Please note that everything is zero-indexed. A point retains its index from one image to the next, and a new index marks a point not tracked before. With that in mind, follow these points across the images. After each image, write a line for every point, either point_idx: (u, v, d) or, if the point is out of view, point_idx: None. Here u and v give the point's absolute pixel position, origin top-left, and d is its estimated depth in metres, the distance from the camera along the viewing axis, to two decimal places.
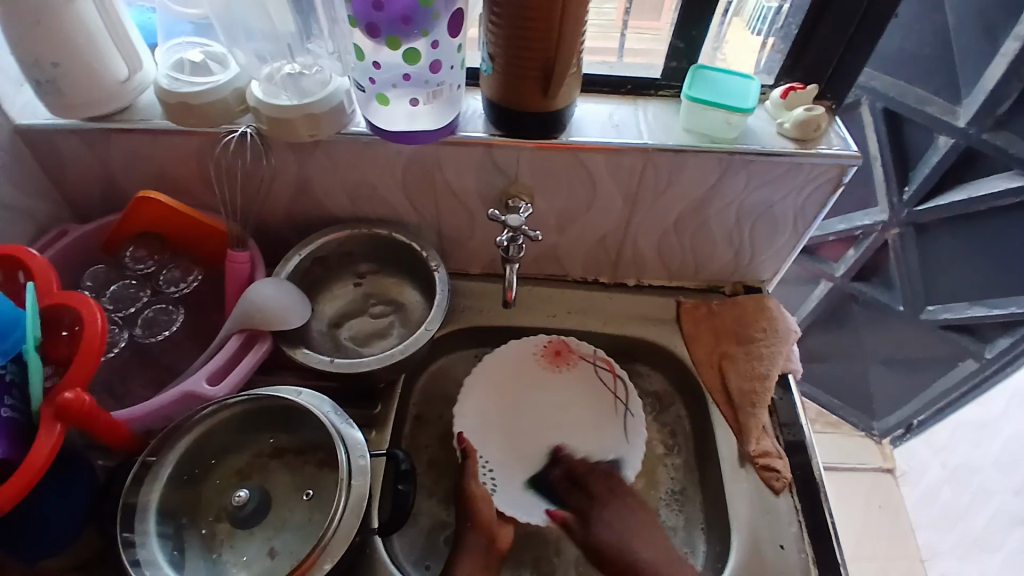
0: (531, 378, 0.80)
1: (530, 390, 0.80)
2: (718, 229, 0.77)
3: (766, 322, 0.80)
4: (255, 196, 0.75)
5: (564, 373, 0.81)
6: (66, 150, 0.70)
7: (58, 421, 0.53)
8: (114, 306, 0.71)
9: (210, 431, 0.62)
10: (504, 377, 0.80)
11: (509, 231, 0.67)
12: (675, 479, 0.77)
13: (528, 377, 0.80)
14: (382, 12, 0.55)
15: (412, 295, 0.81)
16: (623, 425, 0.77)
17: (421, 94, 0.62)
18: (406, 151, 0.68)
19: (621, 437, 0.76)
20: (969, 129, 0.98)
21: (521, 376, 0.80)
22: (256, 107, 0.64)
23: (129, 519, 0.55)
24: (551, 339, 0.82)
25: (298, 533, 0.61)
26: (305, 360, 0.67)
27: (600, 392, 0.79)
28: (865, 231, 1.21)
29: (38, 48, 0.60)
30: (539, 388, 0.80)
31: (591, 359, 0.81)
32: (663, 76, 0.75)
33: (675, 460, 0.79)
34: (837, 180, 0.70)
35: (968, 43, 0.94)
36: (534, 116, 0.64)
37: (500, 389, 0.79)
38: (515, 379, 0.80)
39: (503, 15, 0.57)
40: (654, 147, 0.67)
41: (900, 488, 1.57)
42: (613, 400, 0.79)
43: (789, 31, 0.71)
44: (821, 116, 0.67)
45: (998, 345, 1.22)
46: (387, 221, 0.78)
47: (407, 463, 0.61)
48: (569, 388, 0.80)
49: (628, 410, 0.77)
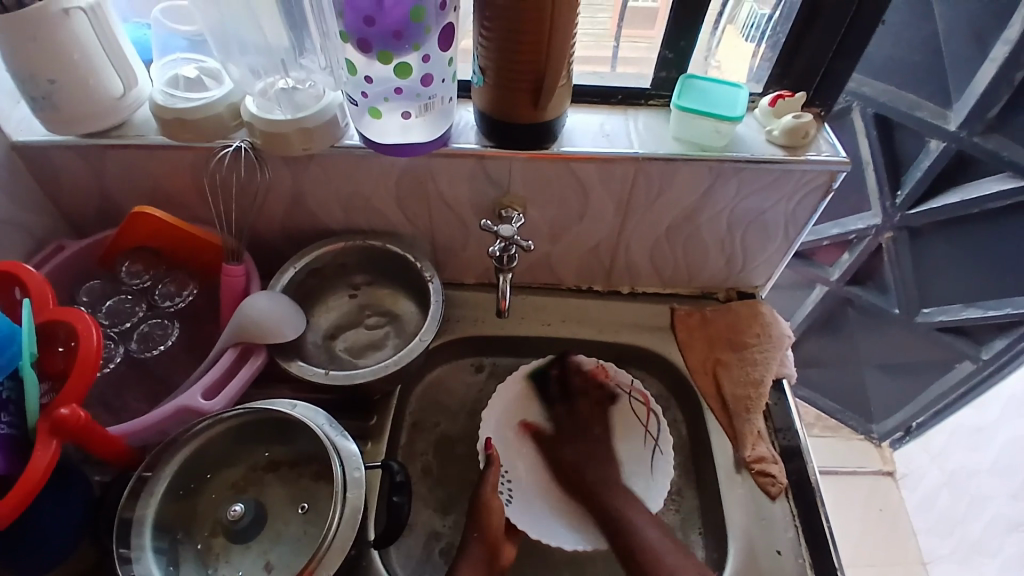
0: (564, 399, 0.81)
1: (558, 407, 0.81)
2: (711, 236, 0.77)
3: (760, 328, 0.81)
4: (250, 209, 0.75)
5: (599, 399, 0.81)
6: (62, 165, 0.71)
7: (54, 437, 0.53)
8: (109, 321, 0.71)
9: (206, 445, 0.62)
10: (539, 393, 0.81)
11: (502, 241, 0.68)
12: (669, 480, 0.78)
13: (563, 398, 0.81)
14: (373, 27, 0.56)
15: (407, 306, 0.81)
16: (650, 460, 0.76)
17: (413, 107, 0.63)
18: (400, 162, 0.69)
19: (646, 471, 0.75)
20: (960, 133, 0.99)
21: (550, 395, 0.81)
22: (250, 122, 0.65)
23: (124, 533, 0.55)
24: (591, 363, 0.81)
25: (293, 547, 0.61)
26: (299, 372, 0.68)
27: (631, 424, 0.79)
28: (859, 235, 1.21)
29: (34, 65, 0.60)
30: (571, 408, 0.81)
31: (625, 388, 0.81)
32: (653, 85, 0.76)
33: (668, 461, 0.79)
34: (826, 186, 0.70)
35: (957, 48, 0.95)
36: (526, 128, 0.64)
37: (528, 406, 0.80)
38: (544, 395, 0.81)
39: (493, 28, 0.58)
40: (644, 155, 0.68)
41: (900, 491, 1.56)
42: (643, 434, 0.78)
43: (777, 39, 0.72)
44: (809, 123, 0.68)
45: (994, 347, 1.22)
46: (381, 233, 0.79)
47: (401, 475, 0.62)
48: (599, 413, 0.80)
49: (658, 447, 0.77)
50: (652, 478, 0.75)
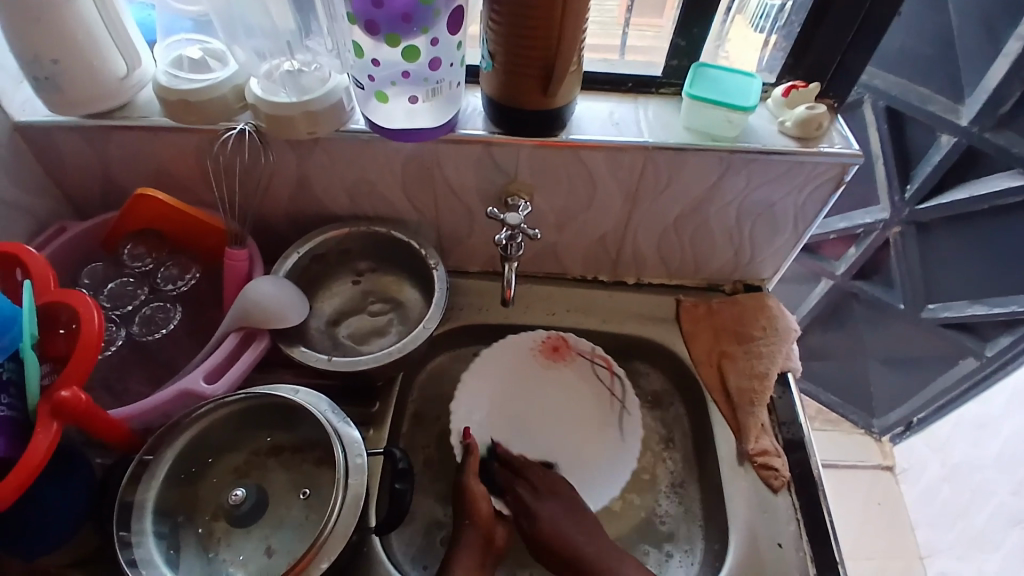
0: (527, 374, 0.81)
1: (524, 382, 0.80)
2: (718, 227, 0.77)
3: (766, 321, 0.80)
4: (254, 193, 0.75)
5: (561, 370, 0.81)
6: (65, 147, 0.70)
7: (55, 419, 0.53)
8: (111, 304, 0.71)
9: (208, 429, 0.62)
10: (501, 371, 0.80)
11: (508, 229, 0.67)
12: (673, 473, 0.78)
13: (525, 372, 0.81)
14: (381, 9, 0.55)
15: (411, 293, 0.80)
16: (619, 426, 0.77)
17: (420, 92, 0.62)
18: (406, 148, 0.68)
19: (616, 437, 0.77)
20: (971, 127, 0.98)
21: (515, 372, 0.80)
22: (255, 104, 0.64)
23: (126, 517, 0.55)
24: (550, 335, 0.82)
25: (295, 532, 0.61)
26: (302, 358, 0.67)
27: (597, 391, 0.80)
28: (866, 229, 1.20)
29: (37, 44, 0.59)
30: (536, 382, 0.80)
31: (589, 357, 0.81)
32: (664, 74, 0.75)
33: (672, 453, 0.79)
34: (837, 179, 0.69)
35: (971, 42, 0.94)
36: (535, 114, 0.64)
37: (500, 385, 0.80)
38: (510, 371, 0.80)
39: (503, 12, 0.57)
40: (654, 145, 0.67)
41: (900, 486, 1.57)
42: (609, 399, 0.79)
43: (791, 29, 0.71)
44: (822, 114, 0.67)
45: (1000, 343, 1.22)
46: (386, 219, 0.78)
47: (404, 462, 0.61)
48: (565, 384, 0.81)
49: (624, 410, 0.78)
50: (623, 444, 0.76)
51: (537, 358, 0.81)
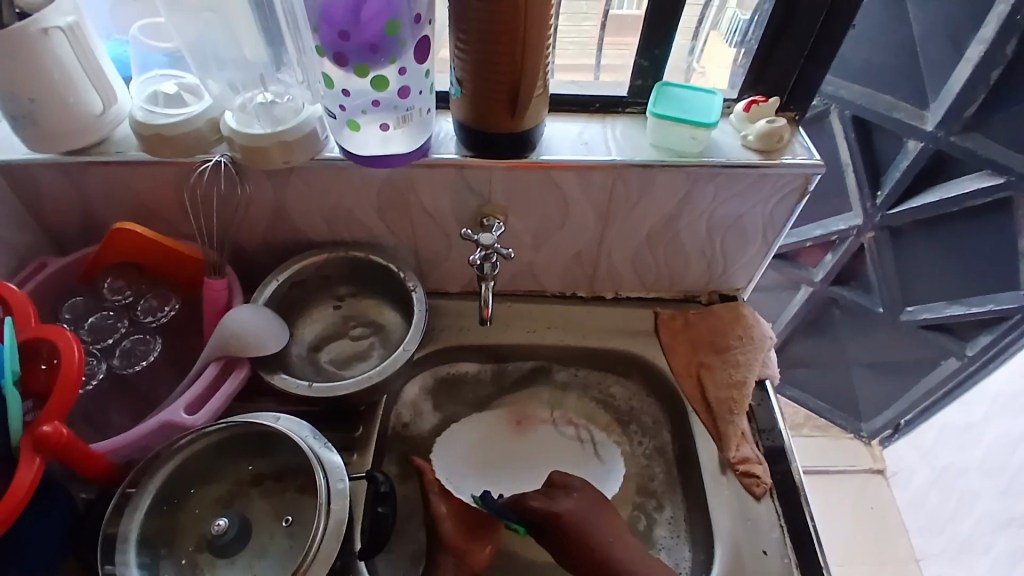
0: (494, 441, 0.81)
1: (495, 449, 0.81)
2: (690, 240, 0.78)
3: (741, 330, 0.81)
4: (231, 223, 0.76)
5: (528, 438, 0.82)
6: (44, 183, 0.71)
7: (37, 454, 0.53)
8: (91, 337, 0.71)
9: (190, 458, 0.62)
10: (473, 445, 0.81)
11: (482, 249, 0.68)
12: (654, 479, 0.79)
13: (493, 443, 0.81)
14: (349, 41, 0.56)
15: (391, 316, 0.81)
16: (591, 450, 0.81)
17: (391, 119, 0.63)
18: (380, 174, 0.69)
19: (593, 456, 0.80)
20: (937, 132, 1.00)
21: (487, 447, 0.81)
22: (230, 136, 0.65)
23: (109, 550, 0.56)
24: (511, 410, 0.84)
25: (279, 559, 0.61)
26: (283, 384, 0.68)
27: (563, 435, 0.82)
28: (841, 236, 1.23)
29: (15, 84, 0.60)
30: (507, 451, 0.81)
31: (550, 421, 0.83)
32: (630, 93, 0.77)
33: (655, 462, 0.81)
34: (802, 190, 0.71)
35: (933, 50, 0.96)
36: (504, 137, 0.65)
37: (473, 441, 0.81)
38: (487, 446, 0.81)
39: (469, 40, 0.58)
40: (622, 163, 0.68)
41: (890, 489, 1.58)
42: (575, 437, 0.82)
43: (750, 46, 0.73)
44: (783, 127, 0.69)
45: (978, 343, 1.23)
46: (364, 244, 0.79)
47: (387, 485, 0.61)
48: (532, 451, 0.81)
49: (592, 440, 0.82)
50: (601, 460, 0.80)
51: (503, 433, 0.82)
